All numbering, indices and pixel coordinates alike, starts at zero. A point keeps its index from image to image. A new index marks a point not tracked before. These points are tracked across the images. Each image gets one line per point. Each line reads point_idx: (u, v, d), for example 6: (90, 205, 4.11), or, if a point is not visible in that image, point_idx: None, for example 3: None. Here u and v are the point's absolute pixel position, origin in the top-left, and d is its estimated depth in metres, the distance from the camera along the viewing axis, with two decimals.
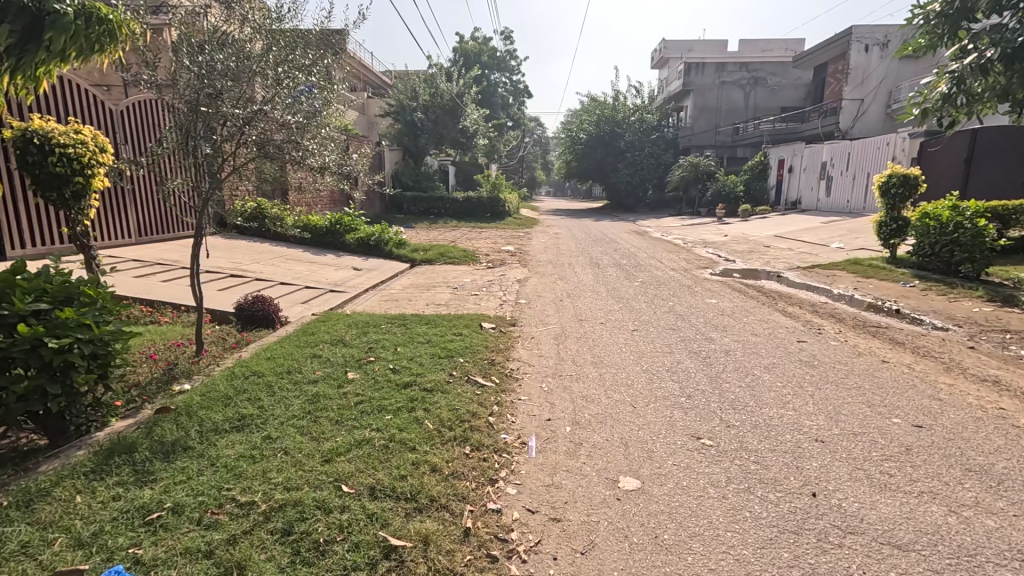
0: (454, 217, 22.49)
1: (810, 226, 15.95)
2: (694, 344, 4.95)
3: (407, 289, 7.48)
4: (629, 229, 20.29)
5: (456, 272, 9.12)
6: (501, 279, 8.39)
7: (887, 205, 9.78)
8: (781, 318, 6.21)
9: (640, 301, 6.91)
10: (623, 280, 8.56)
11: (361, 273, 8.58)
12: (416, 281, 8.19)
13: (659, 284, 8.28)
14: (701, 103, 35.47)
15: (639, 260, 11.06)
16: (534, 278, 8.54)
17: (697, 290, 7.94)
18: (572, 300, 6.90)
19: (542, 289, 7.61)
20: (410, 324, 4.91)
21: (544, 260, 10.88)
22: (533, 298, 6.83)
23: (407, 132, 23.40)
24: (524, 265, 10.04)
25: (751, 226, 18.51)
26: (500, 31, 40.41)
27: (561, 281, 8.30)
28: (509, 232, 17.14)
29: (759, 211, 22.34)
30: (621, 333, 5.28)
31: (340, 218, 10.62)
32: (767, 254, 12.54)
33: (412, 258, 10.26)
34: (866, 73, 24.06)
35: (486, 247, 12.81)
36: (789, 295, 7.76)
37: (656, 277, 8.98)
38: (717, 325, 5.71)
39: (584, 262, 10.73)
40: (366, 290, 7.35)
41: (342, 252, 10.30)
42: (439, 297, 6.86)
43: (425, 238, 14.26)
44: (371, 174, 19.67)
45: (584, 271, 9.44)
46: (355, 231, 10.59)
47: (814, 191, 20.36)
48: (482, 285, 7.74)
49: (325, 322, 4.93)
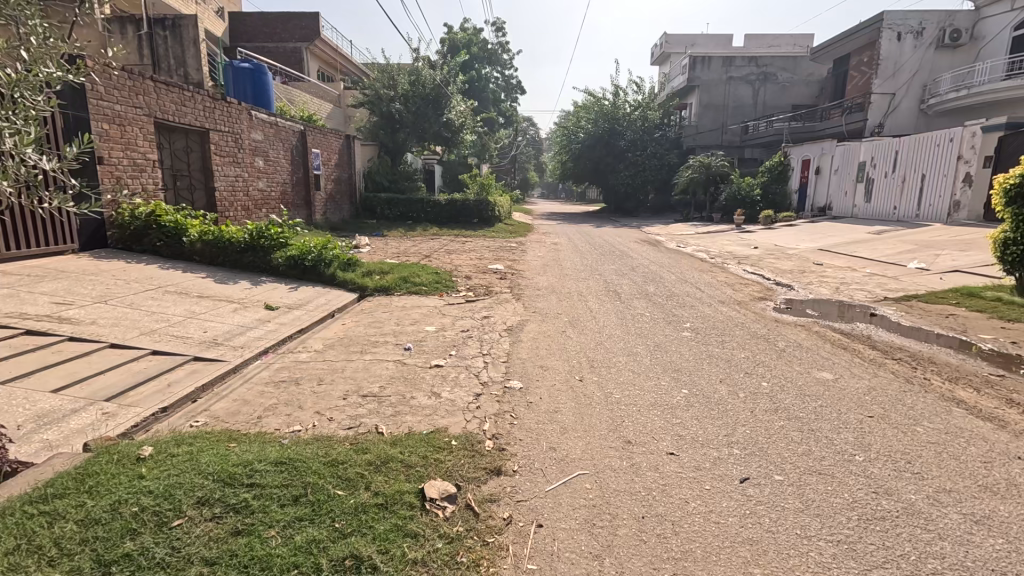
0: (435, 222, 19.67)
1: (857, 238, 13.40)
2: (902, 549, 2.18)
3: (329, 350, 4.69)
4: (637, 238, 17.69)
5: (417, 310, 6.33)
6: (484, 324, 5.65)
7: (1014, 216, 7.12)
8: (977, 425, 3.48)
9: (709, 378, 4.19)
10: (662, 326, 5.81)
11: (273, 314, 5.76)
12: (351, 330, 5.40)
13: (716, 334, 5.57)
14: (706, 101, 32.90)
15: (669, 286, 8.38)
16: (531, 322, 5.78)
17: (781, 346, 5.22)
18: (595, 375, 4.14)
19: (542, 345, 4.88)
20: (251, 508, 2.08)
21: (545, 285, 8.18)
22: (534, 373, 4.09)
23: (383, 125, 20.53)
24: (517, 296, 7.32)
25: (780, 237, 15.95)
26: (492, 22, 37.96)
27: (572, 328, 5.59)
28: (499, 242, 14.44)
29: (782, 218, 19.80)
30: (723, 501, 2.48)
31: (264, 227, 7.82)
32: (825, 275, 9.91)
33: (362, 284, 7.48)
34: (897, 64, 21.56)
35: (468, 265, 10.11)
36: (927, 355, 5.05)
37: (706, 319, 6.28)
38: (888, 455, 2.98)
39: (597, 289, 8.02)
40: (264, 354, 4.56)
41: (265, 276, 7.48)
42: (373, 372, 4.06)
43: (393, 252, 11.47)
44: (338, 172, 16.83)
45: (599, 308, 6.69)
46: (285, 246, 7.83)
47: (849, 196, 17.85)
48: (450, 341, 4.94)
49: (44, 508, 2.03)
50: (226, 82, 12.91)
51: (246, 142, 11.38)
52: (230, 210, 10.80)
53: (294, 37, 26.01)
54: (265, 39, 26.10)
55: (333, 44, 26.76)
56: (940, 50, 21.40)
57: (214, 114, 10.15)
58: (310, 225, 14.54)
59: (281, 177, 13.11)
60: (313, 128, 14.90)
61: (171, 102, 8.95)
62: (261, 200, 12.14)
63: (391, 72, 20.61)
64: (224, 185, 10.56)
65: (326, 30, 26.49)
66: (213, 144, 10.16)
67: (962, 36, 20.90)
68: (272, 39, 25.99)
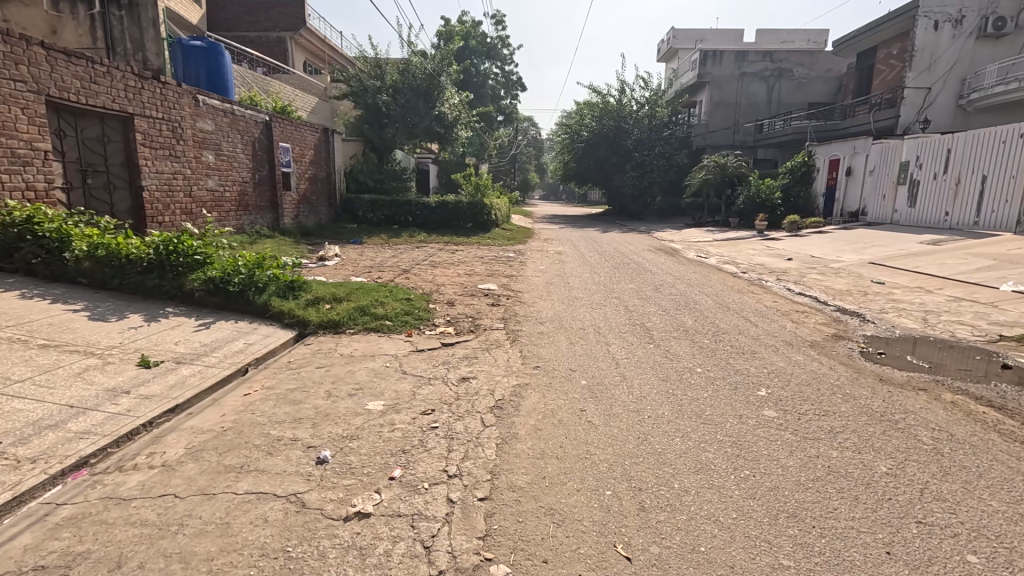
0: (423, 227, 17.67)
1: (914, 250, 11.47)
2: None
3: (187, 464, 2.73)
4: (652, 246, 15.82)
5: (367, 365, 4.38)
6: (459, 396, 3.70)
7: None
8: None
9: (864, 543, 2.25)
10: (728, 398, 3.86)
11: (144, 377, 3.81)
12: (251, 410, 3.44)
13: (815, 415, 3.64)
14: (717, 98, 31.05)
15: (711, 319, 6.46)
16: (530, 391, 3.84)
17: (930, 444, 3.27)
18: (651, 540, 2.22)
19: (548, 451, 2.94)
20: None
21: (549, 317, 6.24)
22: (538, 542, 2.15)
23: (369, 119, 18.70)
24: (512, 336, 5.38)
25: (816, 246, 14.03)
26: (492, 17, 36.25)
27: (596, 404, 3.65)
28: (493, 251, 12.51)
29: (809, 224, 17.87)
30: None
31: (176, 237, 5.90)
32: (896, 298, 7.98)
33: (302, 316, 5.52)
34: (933, 56, 19.72)
35: (453, 283, 8.18)
36: None
37: (784, 379, 4.34)
38: None
39: (619, 323, 6.09)
40: (69, 477, 2.61)
41: (173, 306, 5.55)
42: (228, 541, 2.12)
43: (366, 265, 9.55)
44: (314, 170, 14.90)
45: (627, 356, 4.77)
46: (204, 263, 5.92)
47: (889, 200, 15.97)
48: (397, 442, 3.00)
49: None
50: (174, 62, 11.10)
51: (189, 132, 9.42)
52: (165, 214, 8.86)
53: (278, 26, 24.14)
54: (246, 28, 24.22)
55: (320, 34, 24.89)
56: (979, 41, 19.65)
57: (141, 97, 8.22)
58: (276, 230, 12.59)
59: (238, 174, 11.16)
60: (282, 119, 12.94)
61: (75, 79, 7.02)
62: (211, 202, 10.21)
63: (379, 62, 18.94)
64: (156, 183, 8.62)
65: (311, 19, 24.66)
66: (140, 133, 8.25)
67: (1006, 24, 19.09)
68: (254, 28, 24.12)
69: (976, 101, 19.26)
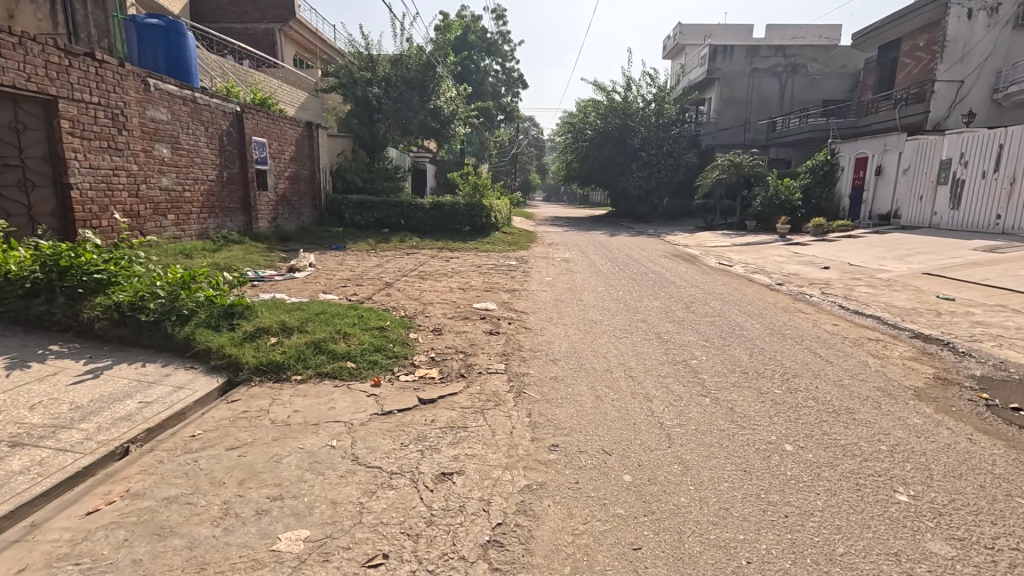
0: (415, 231, 16.24)
1: (972, 259, 10.09)
2: None
3: None
4: (667, 251, 14.45)
5: (302, 444, 2.96)
6: (434, 520, 2.28)
7: None
8: None
9: None
10: (859, 514, 2.45)
11: None
12: (76, 559, 2.02)
13: (1016, 551, 2.22)
14: (728, 94, 29.65)
15: (769, 353, 5.07)
16: (546, 505, 2.41)
17: None
18: None
19: None
20: None
21: (562, 351, 4.86)
22: None
23: (359, 114, 17.31)
24: (516, 384, 3.95)
25: (852, 253, 12.62)
26: (493, 12, 34.92)
27: (657, 534, 2.24)
28: (493, 258, 11.13)
29: (837, 227, 16.45)
30: None
31: (72, 250, 4.49)
32: (979, 320, 6.61)
33: (234, 356, 4.08)
34: (967, 47, 18.35)
35: (444, 301, 6.79)
36: None
37: (922, 467, 2.92)
38: None
39: (655, 359, 4.70)
40: None
41: (63, 343, 4.13)
42: None
43: (344, 276, 8.18)
44: (295, 168, 13.52)
45: (678, 425, 3.34)
46: (111, 283, 4.53)
47: (927, 200, 14.58)
48: None
49: None
50: (126, 44, 9.64)
51: (135, 121, 8.02)
52: (103, 217, 7.45)
53: (265, 17, 22.71)
54: (232, 19, 22.78)
55: (311, 26, 23.51)
56: (1015, 31, 18.32)
57: (69, 77, 6.81)
58: (248, 234, 11.19)
59: (201, 172, 9.75)
60: (256, 110, 11.51)
61: None
62: (166, 203, 8.81)
63: (370, 53, 17.56)
64: (90, 181, 7.21)
65: (301, 10, 23.28)
66: (67, 120, 6.84)
67: None
68: (240, 19, 22.70)
69: (1013, 95, 17.88)
